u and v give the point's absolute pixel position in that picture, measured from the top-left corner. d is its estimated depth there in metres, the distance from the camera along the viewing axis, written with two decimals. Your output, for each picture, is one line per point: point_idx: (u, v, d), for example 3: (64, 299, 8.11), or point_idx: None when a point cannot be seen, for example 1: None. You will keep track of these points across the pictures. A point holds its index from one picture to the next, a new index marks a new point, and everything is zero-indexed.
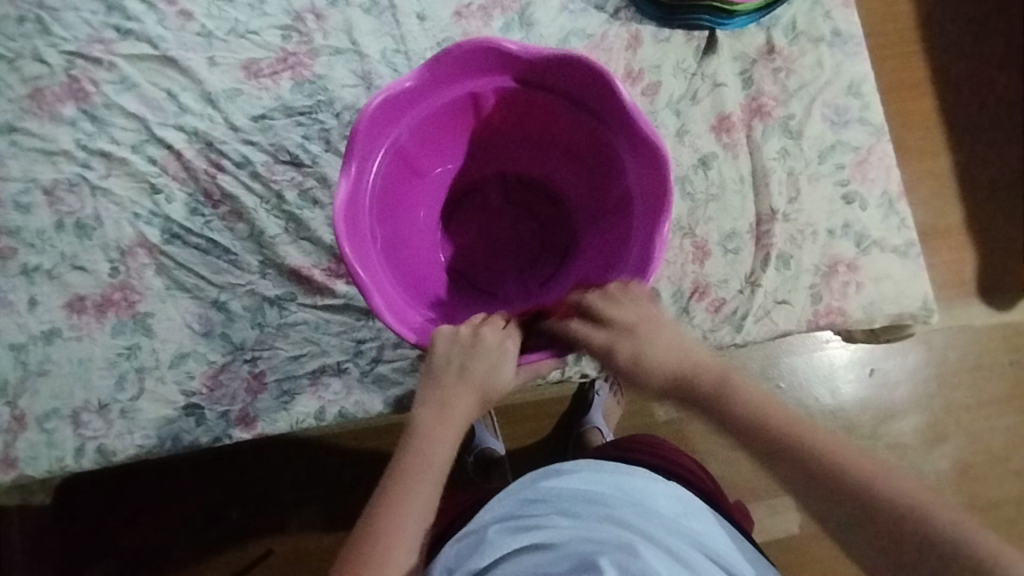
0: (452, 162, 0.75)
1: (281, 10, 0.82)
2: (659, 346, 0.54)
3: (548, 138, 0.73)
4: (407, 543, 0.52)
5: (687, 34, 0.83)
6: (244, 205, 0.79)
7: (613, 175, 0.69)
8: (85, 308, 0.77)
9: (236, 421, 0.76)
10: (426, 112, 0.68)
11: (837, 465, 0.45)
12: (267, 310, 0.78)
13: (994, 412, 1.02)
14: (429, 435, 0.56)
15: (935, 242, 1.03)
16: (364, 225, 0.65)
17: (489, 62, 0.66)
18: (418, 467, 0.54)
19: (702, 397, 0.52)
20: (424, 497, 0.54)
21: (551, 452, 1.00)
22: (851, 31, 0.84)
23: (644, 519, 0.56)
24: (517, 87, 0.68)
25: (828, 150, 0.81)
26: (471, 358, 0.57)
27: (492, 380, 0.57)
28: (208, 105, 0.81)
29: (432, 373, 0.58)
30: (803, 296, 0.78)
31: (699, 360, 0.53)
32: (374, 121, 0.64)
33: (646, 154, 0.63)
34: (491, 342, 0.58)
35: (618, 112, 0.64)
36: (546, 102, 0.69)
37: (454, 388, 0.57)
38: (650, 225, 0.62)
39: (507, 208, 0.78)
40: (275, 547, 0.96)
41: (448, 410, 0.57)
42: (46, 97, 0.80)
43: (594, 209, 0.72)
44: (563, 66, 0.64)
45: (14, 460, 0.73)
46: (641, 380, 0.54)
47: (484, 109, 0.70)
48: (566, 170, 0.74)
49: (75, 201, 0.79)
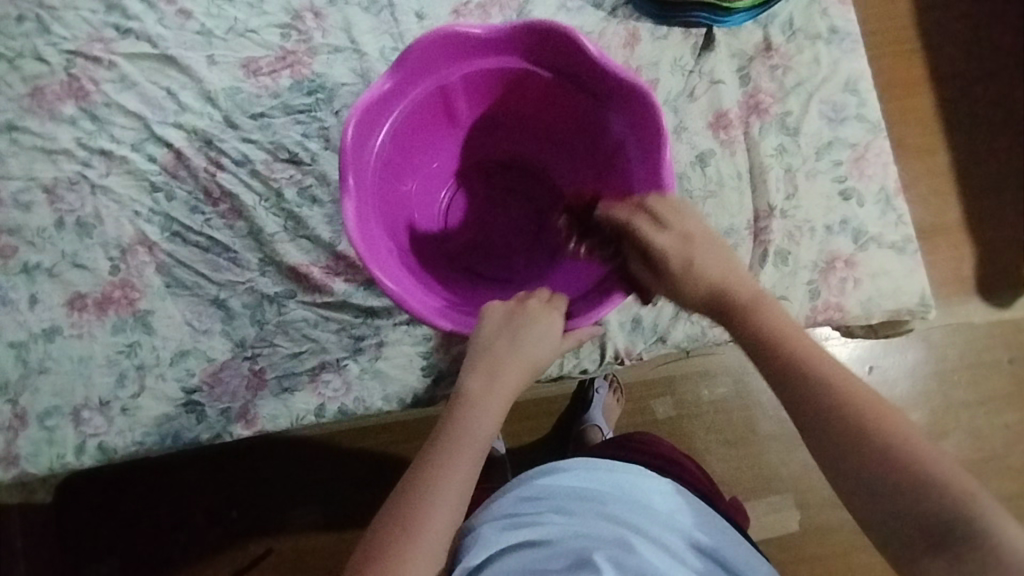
0: (437, 158, 0.76)
1: (280, 8, 0.82)
2: (709, 258, 0.55)
3: (523, 116, 0.74)
4: (447, 498, 0.50)
5: (684, 31, 0.83)
6: (244, 202, 0.80)
7: (599, 136, 0.70)
8: (85, 306, 0.77)
9: (236, 418, 0.76)
10: (401, 116, 0.69)
11: (846, 393, 0.45)
12: (267, 307, 0.79)
13: (993, 408, 1.03)
14: (478, 401, 0.55)
15: (933, 239, 1.03)
16: (377, 243, 0.64)
17: (450, 52, 0.67)
18: (467, 428, 0.53)
19: (735, 311, 0.52)
20: (472, 452, 0.52)
21: (551, 449, 1.00)
22: (848, 28, 0.84)
23: (639, 514, 0.56)
24: (487, 70, 0.69)
25: (826, 147, 0.81)
26: (521, 327, 0.59)
27: (538, 355, 0.58)
28: (207, 103, 0.81)
29: (482, 342, 0.59)
30: (801, 291, 0.78)
31: (739, 280, 0.54)
32: (358, 137, 0.64)
33: (628, 98, 0.65)
34: (538, 310, 0.60)
35: (589, 68, 0.65)
36: (516, 82, 0.70)
37: (505, 359, 0.57)
38: (650, 162, 0.63)
39: (497, 195, 0.78)
40: (275, 545, 0.96)
41: (497, 378, 0.57)
42: (46, 96, 0.80)
43: (585, 172, 0.73)
44: (526, 37, 0.66)
45: (15, 458, 0.74)
46: (681, 288, 0.55)
47: (456, 101, 0.71)
48: (549, 144, 0.76)
49: (75, 200, 0.79)
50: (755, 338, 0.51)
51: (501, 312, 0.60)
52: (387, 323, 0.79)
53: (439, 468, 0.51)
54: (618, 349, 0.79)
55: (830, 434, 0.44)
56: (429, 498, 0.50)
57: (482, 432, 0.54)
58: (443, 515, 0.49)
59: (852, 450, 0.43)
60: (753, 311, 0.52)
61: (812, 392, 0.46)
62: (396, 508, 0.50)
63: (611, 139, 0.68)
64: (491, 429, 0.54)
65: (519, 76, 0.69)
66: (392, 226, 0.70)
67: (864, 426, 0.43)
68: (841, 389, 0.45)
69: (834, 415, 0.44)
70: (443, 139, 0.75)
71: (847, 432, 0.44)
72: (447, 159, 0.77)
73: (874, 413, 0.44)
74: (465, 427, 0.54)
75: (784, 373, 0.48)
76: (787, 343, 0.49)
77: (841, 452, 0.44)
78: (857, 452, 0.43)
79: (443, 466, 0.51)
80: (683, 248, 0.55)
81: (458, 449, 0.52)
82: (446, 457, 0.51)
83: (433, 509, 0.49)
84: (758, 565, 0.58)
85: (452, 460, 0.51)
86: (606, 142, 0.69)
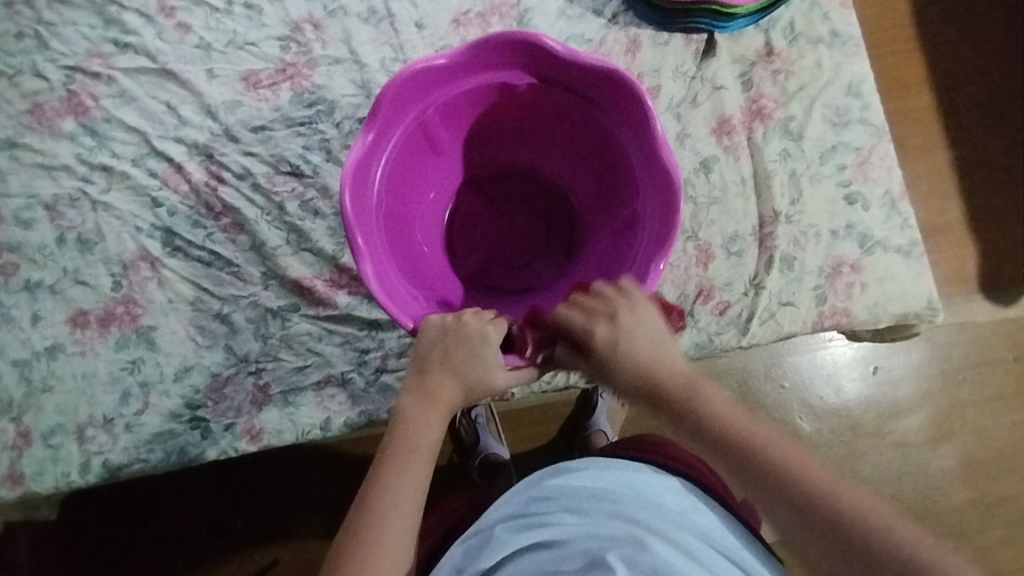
0: (433, 188, 0.74)
1: (279, 20, 0.82)
2: (637, 340, 0.54)
3: (497, 128, 0.73)
4: (398, 516, 0.50)
5: (686, 37, 0.83)
6: (245, 216, 0.79)
7: (581, 129, 0.70)
8: (88, 323, 0.76)
9: (241, 434, 0.76)
10: (389, 162, 0.67)
11: (813, 501, 0.46)
12: (270, 321, 0.78)
13: (1000, 407, 1.02)
14: (417, 419, 0.55)
15: (936, 238, 1.03)
16: (400, 294, 0.63)
17: (419, 87, 0.66)
18: (407, 446, 0.53)
19: (673, 406, 0.52)
20: (418, 467, 0.53)
21: (557, 456, 1.00)
22: (850, 32, 0.84)
23: (652, 514, 0.55)
24: (459, 94, 0.68)
25: (830, 151, 0.81)
26: (453, 343, 0.56)
27: (474, 366, 0.56)
28: (207, 116, 0.81)
29: (420, 359, 0.57)
30: (808, 296, 0.78)
31: (667, 363, 0.53)
32: (357, 197, 0.63)
33: (602, 86, 0.65)
34: (472, 328, 0.56)
35: (558, 67, 0.65)
36: (490, 96, 0.69)
37: (435, 373, 0.56)
38: (645, 137, 0.63)
39: (501, 207, 0.77)
40: (281, 557, 0.96)
41: (431, 394, 0.55)
42: (46, 112, 0.80)
43: (580, 163, 0.73)
44: (489, 50, 0.65)
45: (20, 477, 0.73)
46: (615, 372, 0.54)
47: (437, 130, 0.70)
48: (531, 148, 0.75)
49: (76, 216, 0.78)
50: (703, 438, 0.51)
51: (437, 327, 0.57)
52: (391, 336, 0.79)
53: (383, 492, 0.51)
54: None
55: (822, 550, 0.46)
56: (377, 520, 0.50)
57: (421, 446, 0.53)
58: (396, 532, 0.50)
59: (844, 559, 0.45)
60: (694, 405, 0.52)
61: (790, 505, 0.47)
62: (351, 529, 0.50)
63: (601, 131, 0.68)
64: (431, 440, 0.54)
65: (492, 90, 0.68)
66: (409, 268, 0.69)
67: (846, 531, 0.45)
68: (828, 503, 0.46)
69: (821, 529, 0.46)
70: (434, 171, 0.73)
71: (835, 545, 0.45)
72: (444, 189, 0.75)
73: (864, 523, 0.45)
74: (405, 446, 0.53)
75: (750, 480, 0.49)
76: (739, 446, 0.49)
77: (840, 569, 0.46)
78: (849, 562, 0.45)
79: (387, 489, 0.51)
80: (609, 332, 0.54)
81: (400, 470, 0.52)
82: (389, 481, 0.52)
83: (385, 526, 0.50)
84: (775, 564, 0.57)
85: (395, 480, 0.52)
86: (593, 133, 0.69)
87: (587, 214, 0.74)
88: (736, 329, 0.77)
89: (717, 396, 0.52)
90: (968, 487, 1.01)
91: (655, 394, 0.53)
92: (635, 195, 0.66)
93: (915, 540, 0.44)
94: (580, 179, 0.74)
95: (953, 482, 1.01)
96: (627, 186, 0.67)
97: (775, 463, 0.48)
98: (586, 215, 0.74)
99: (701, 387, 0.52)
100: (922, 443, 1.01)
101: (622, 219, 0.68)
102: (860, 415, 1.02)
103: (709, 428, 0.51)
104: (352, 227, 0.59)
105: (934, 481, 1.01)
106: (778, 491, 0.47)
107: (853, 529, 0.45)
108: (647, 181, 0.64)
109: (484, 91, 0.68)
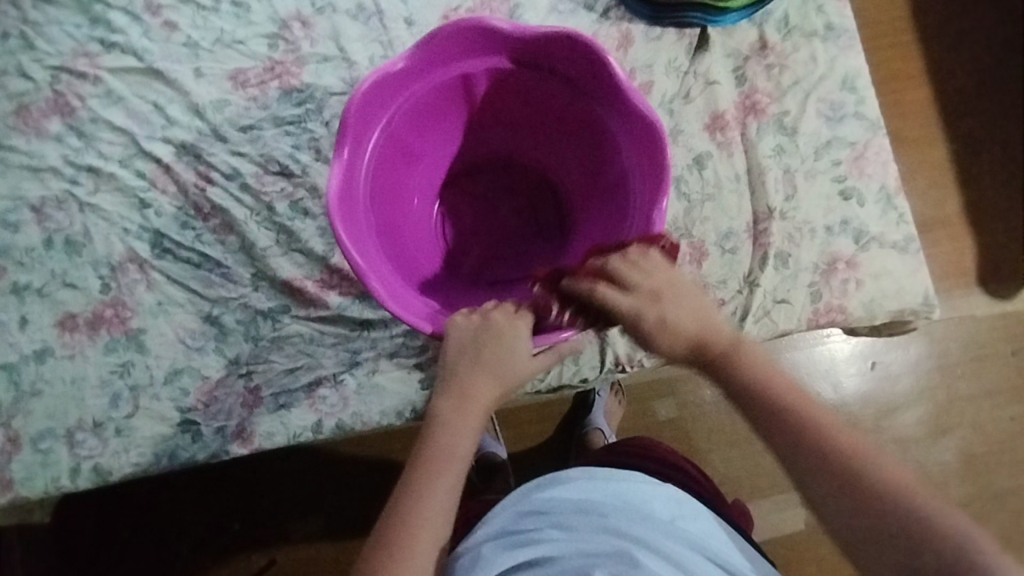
0: (415, 195, 0.73)
1: (267, 18, 0.81)
2: (683, 314, 0.54)
3: (464, 126, 0.73)
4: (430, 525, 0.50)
5: (678, 32, 0.82)
6: (234, 217, 0.78)
7: (549, 108, 0.69)
8: (77, 326, 0.76)
9: (232, 437, 0.75)
10: (369, 174, 0.66)
11: (810, 426, 0.50)
12: (260, 323, 0.78)
13: (999, 401, 1.01)
14: (451, 422, 0.54)
15: (934, 233, 1.02)
16: (408, 302, 0.63)
17: (382, 94, 0.64)
18: (439, 452, 0.53)
19: (712, 355, 0.54)
20: (453, 474, 0.52)
21: (553, 455, 0.99)
22: (844, 25, 0.83)
23: (642, 525, 0.55)
24: (423, 94, 0.67)
25: (824, 147, 0.80)
26: (487, 346, 0.56)
27: (508, 368, 0.55)
28: (195, 116, 0.80)
29: (452, 360, 0.56)
30: (803, 294, 0.77)
31: (714, 322, 0.55)
32: (349, 216, 0.61)
33: (566, 60, 0.64)
34: (504, 326, 0.56)
35: (521, 48, 0.65)
36: (455, 90, 0.68)
37: (471, 375, 0.55)
38: (618, 106, 0.63)
39: (484, 200, 0.77)
40: (278, 557, 0.95)
41: (467, 397, 0.55)
42: (32, 113, 0.79)
43: (555, 143, 0.72)
44: (446, 43, 0.64)
45: (10, 482, 0.73)
46: (660, 343, 0.54)
47: (407, 136, 0.69)
48: (500, 138, 0.74)
49: (63, 218, 0.78)
50: (734, 383, 0.54)
51: (468, 329, 0.56)
52: (384, 336, 0.78)
53: (417, 496, 0.51)
54: (619, 355, 0.78)
55: (812, 472, 0.49)
56: (409, 529, 0.50)
57: (455, 451, 0.53)
58: (428, 543, 0.50)
59: (828, 477, 0.49)
60: (729, 355, 0.54)
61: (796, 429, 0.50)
62: (382, 537, 0.50)
63: (573, 110, 0.67)
64: (467, 444, 0.54)
65: (456, 84, 0.68)
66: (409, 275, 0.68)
67: (834, 453, 0.49)
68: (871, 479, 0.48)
69: (810, 445, 0.50)
70: (413, 177, 0.72)
71: (826, 465, 0.49)
72: (424, 193, 0.74)
73: (872, 476, 0.48)
74: (441, 453, 0.53)
75: (767, 413, 0.52)
76: (765, 387, 0.53)
77: (817, 487, 0.49)
78: (830, 476, 0.48)
79: (419, 495, 0.51)
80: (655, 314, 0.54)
81: (432, 475, 0.52)
82: (425, 492, 0.51)
83: (419, 536, 0.50)
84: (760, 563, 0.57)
85: (426, 486, 0.51)
86: (562, 109, 0.69)
87: (569, 193, 0.74)
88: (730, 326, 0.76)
89: (754, 352, 0.54)
90: (966, 482, 1.00)
91: (706, 348, 0.54)
92: (619, 171, 0.66)
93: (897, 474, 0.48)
94: (557, 161, 0.73)
95: (951, 477, 1.00)
96: (607, 159, 0.67)
97: (788, 406, 0.51)
98: (569, 196, 0.74)
99: (743, 346, 0.54)
100: (920, 438, 1.01)
101: (610, 191, 0.67)
102: (858, 410, 1.01)
103: (745, 379, 0.53)
104: (349, 249, 0.58)
105: (933, 475, 1.00)
106: (791, 434, 0.50)
107: (837, 451, 0.49)
108: (626, 151, 0.64)
109: (453, 83, 0.67)
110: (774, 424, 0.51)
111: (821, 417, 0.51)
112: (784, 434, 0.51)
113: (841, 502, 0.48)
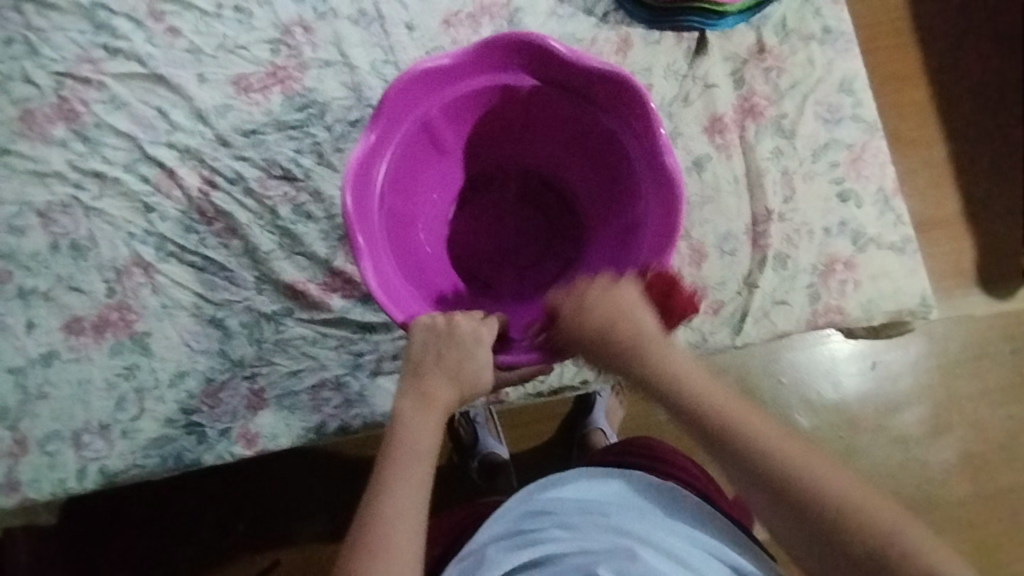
0: (429, 245, 0.73)
1: (270, 23, 0.82)
2: (599, 304, 0.57)
3: (437, 173, 0.73)
4: (407, 518, 0.50)
5: (677, 36, 0.83)
6: (238, 221, 0.79)
7: (509, 111, 0.71)
8: (83, 329, 0.76)
9: (237, 438, 0.76)
10: (386, 243, 0.66)
11: (739, 440, 0.50)
12: (264, 325, 0.78)
13: (998, 401, 1.02)
14: (414, 422, 0.55)
15: (932, 233, 1.03)
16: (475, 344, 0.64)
17: (364, 171, 0.65)
18: (407, 450, 0.53)
19: (635, 359, 0.55)
20: (420, 470, 0.52)
21: (555, 454, 1.00)
22: (842, 27, 0.84)
23: (643, 523, 0.55)
24: (395, 156, 0.67)
25: (823, 149, 0.81)
26: (447, 346, 0.57)
27: (467, 367, 0.56)
28: (199, 121, 0.81)
29: (412, 363, 0.57)
30: (802, 295, 0.77)
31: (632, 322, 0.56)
32: (389, 294, 0.61)
33: (508, 58, 0.66)
34: (466, 330, 0.57)
35: (461, 68, 0.66)
36: (420, 137, 0.69)
37: (432, 375, 0.56)
38: (576, 78, 0.66)
39: (490, 222, 0.77)
40: (282, 557, 0.96)
41: (429, 397, 0.56)
42: (37, 118, 0.80)
43: (527, 138, 0.74)
44: (395, 103, 0.65)
45: (17, 484, 0.73)
46: (576, 332, 0.57)
47: (398, 200, 0.69)
48: (472, 165, 0.75)
49: (68, 222, 0.78)
50: (663, 394, 0.54)
51: (425, 329, 0.58)
52: (386, 338, 0.79)
53: (389, 494, 0.51)
54: None
55: (747, 483, 0.51)
56: (384, 524, 0.49)
57: (422, 448, 0.53)
58: (404, 537, 0.49)
59: (765, 482, 0.49)
60: (654, 356, 0.55)
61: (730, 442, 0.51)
62: (359, 536, 0.49)
63: (532, 99, 0.69)
64: (431, 442, 0.54)
65: (420, 132, 0.69)
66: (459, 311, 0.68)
67: (765, 464, 0.49)
68: (799, 479, 0.48)
69: (741, 456, 0.50)
70: (422, 232, 0.73)
71: (761, 475, 0.50)
72: (435, 240, 0.74)
73: (805, 481, 0.48)
74: (407, 449, 0.53)
75: (698, 427, 0.52)
76: (692, 397, 0.53)
77: (753, 493, 0.51)
78: (768, 487, 0.49)
79: (391, 494, 0.51)
80: (574, 306, 0.58)
81: (399, 472, 0.52)
82: (394, 483, 0.51)
83: (395, 532, 0.49)
84: (764, 557, 0.57)
85: (398, 483, 0.51)
86: (522, 105, 0.70)
87: (561, 174, 0.75)
88: (729, 328, 0.77)
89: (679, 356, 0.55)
90: (966, 480, 1.01)
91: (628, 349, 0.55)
92: (609, 135, 0.67)
93: (827, 474, 0.48)
94: (534, 151, 0.74)
95: (951, 476, 1.01)
96: (588, 130, 0.69)
97: (717, 417, 0.52)
98: (561, 177, 0.75)
99: (667, 348, 0.55)
100: (920, 437, 1.01)
101: (607, 158, 0.69)
102: (858, 409, 1.01)
103: (670, 388, 0.54)
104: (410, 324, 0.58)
105: (933, 475, 1.01)
106: (726, 447, 0.51)
107: (764, 463, 0.49)
108: (608, 119, 0.67)
109: (417, 131, 0.68)
110: (711, 440, 0.52)
111: (751, 422, 0.51)
112: (721, 449, 0.51)
113: (780, 509, 0.49)
